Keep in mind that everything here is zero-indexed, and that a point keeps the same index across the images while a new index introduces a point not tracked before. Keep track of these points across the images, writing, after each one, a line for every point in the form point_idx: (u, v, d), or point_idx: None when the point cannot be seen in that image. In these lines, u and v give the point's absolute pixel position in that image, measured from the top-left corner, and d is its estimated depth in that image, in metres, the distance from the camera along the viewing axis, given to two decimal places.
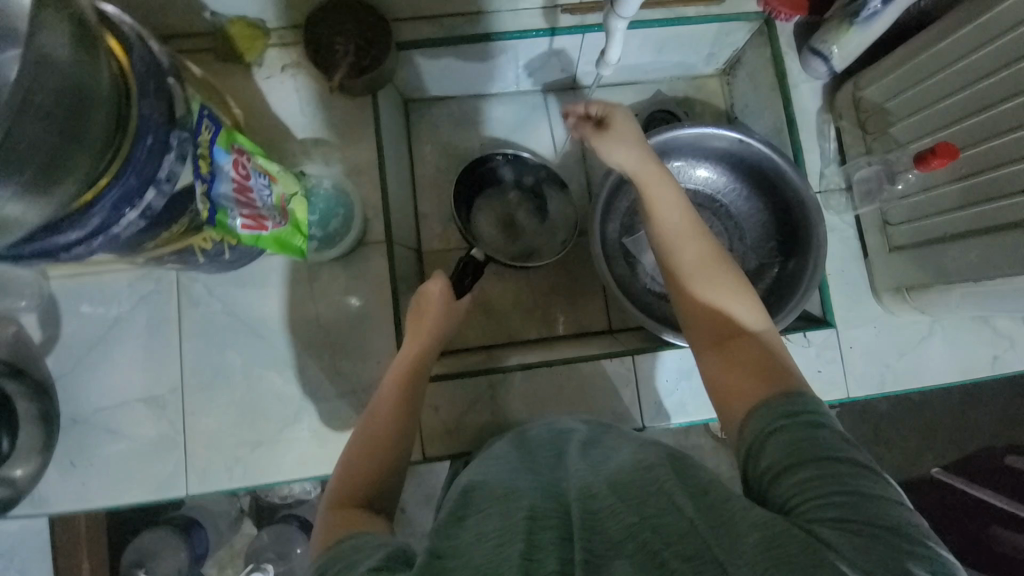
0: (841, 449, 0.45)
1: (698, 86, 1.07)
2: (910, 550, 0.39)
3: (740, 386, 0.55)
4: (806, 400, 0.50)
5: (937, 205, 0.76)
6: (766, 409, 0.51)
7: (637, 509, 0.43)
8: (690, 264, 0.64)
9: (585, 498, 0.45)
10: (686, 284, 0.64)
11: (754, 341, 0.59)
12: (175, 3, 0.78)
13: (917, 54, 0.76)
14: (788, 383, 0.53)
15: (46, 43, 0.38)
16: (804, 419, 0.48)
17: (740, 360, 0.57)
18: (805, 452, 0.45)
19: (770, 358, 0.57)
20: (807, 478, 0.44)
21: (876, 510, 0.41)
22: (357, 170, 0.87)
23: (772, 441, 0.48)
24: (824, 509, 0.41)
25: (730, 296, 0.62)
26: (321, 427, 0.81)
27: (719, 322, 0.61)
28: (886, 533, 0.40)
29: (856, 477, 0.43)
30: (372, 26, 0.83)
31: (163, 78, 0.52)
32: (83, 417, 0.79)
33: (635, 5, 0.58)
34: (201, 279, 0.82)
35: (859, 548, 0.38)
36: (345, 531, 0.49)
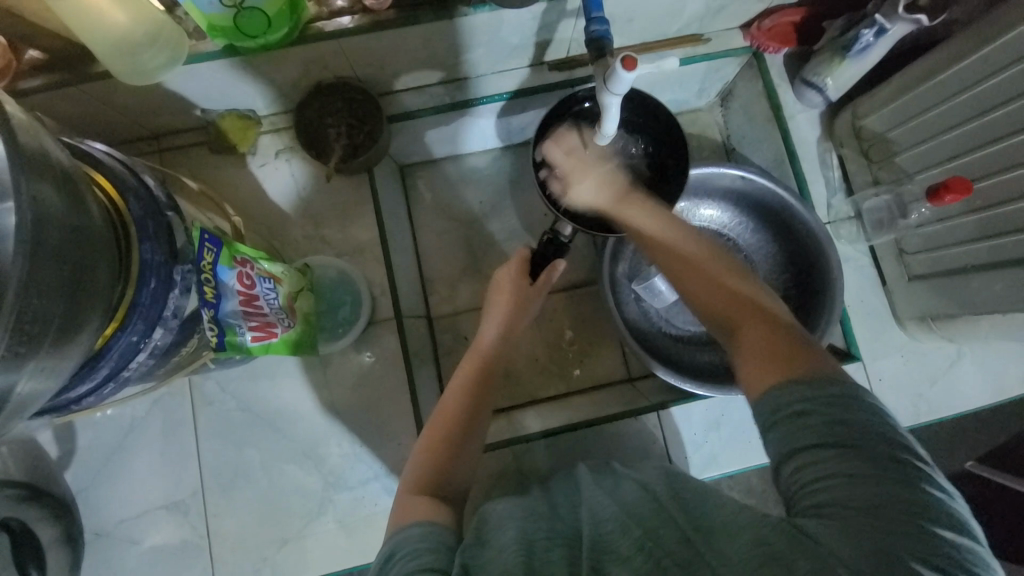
0: (847, 428, 0.43)
1: (692, 121, 1.05)
2: (906, 534, 0.37)
3: (754, 373, 0.50)
4: (822, 386, 0.46)
5: (954, 236, 0.75)
6: (769, 400, 0.47)
7: (641, 523, 0.43)
8: (695, 257, 0.63)
9: (597, 524, 0.44)
10: (695, 273, 0.61)
11: (773, 328, 0.53)
12: (165, 105, 0.78)
13: (914, 85, 0.76)
14: (809, 368, 0.47)
15: (41, 195, 0.37)
16: (807, 404, 0.45)
17: (762, 334, 0.52)
18: (804, 435, 0.44)
19: (793, 344, 0.51)
20: (810, 466, 0.42)
21: (876, 491, 0.40)
22: (359, 250, 0.87)
23: (774, 427, 0.46)
24: (818, 494, 0.41)
25: (734, 282, 0.59)
26: (348, 516, 0.80)
27: (731, 302, 0.58)
28: (882, 514, 0.38)
29: (856, 458, 0.41)
30: (361, 104, 0.82)
31: (162, 213, 0.52)
32: (106, 530, 0.78)
33: (627, 82, 0.57)
34: (212, 377, 0.81)
35: (845, 534, 0.38)
36: (412, 517, 0.49)
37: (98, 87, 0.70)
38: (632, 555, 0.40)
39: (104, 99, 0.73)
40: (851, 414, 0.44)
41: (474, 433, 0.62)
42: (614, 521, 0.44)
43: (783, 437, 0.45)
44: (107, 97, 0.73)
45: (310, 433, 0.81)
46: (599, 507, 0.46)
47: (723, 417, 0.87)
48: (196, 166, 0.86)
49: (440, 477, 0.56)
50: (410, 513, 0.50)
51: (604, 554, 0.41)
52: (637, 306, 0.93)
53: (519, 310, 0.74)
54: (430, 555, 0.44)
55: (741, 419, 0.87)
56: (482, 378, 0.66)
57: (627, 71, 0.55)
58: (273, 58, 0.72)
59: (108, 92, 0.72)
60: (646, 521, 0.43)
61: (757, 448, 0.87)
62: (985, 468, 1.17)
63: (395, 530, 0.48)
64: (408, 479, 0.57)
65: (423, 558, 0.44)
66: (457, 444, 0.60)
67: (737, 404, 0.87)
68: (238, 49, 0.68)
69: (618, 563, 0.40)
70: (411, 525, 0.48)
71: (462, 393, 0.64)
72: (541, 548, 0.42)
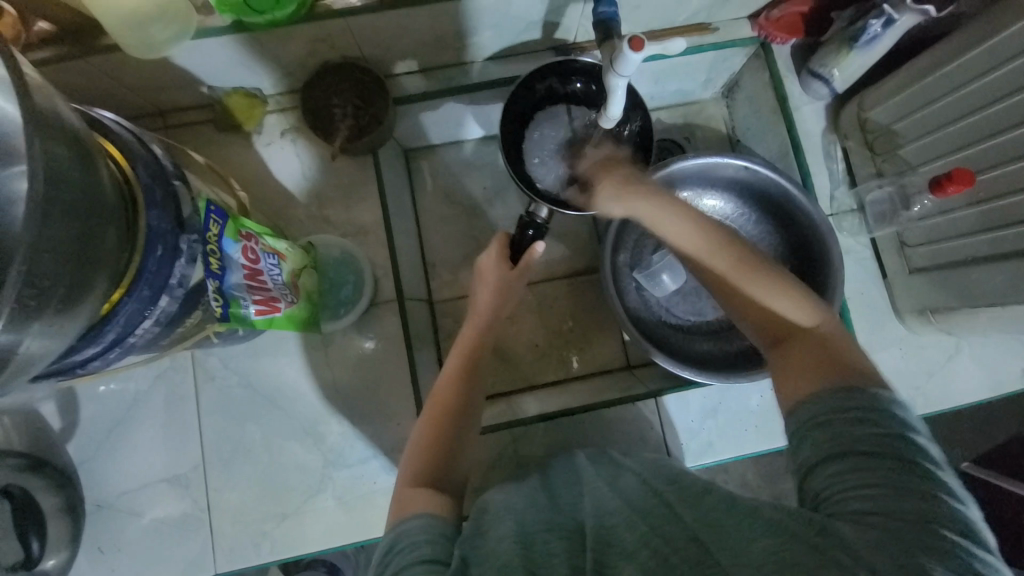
0: (885, 441, 0.43)
1: (698, 112, 1.05)
2: (937, 546, 0.37)
3: (800, 386, 0.50)
4: (866, 400, 0.46)
5: (956, 228, 0.75)
6: (812, 410, 0.48)
7: (647, 520, 0.43)
8: (738, 261, 0.59)
9: (601, 515, 0.45)
10: (736, 280, 0.58)
11: (820, 343, 0.53)
12: (171, 81, 0.78)
13: (921, 77, 0.76)
14: (857, 382, 0.48)
15: (54, 156, 0.37)
16: (849, 416, 0.46)
17: (804, 354, 0.52)
18: (841, 444, 0.45)
19: (835, 362, 0.51)
20: (842, 471, 0.43)
21: (908, 502, 0.40)
22: (362, 231, 0.87)
23: (813, 434, 0.47)
24: (850, 500, 0.41)
25: (779, 291, 0.56)
26: (347, 495, 0.81)
27: (772, 316, 0.56)
28: (906, 519, 0.39)
29: (892, 471, 0.42)
30: (366, 86, 0.82)
31: (169, 182, 0.52)
32: (108, 502, 0.79)
33: (633, 63, 0.57)
34: (215, 353, 0.81)
35: (873, 538, 0.38)
36: (412, 510, 0.49)
37: (105, 59, 0.70)
38: (636, 550, 0.40)
39: (111, 73, 0.73)
40: (891, 428, 0.44)
41: (471, 418, 0.62)
42: (619, 515, 0.44)
43: (818, 443, 0.46)
44: (114, 72, 0.73)
45: (311, 411, 0.82)
46: (605, 500, 0.47)
47: (720, 406, 0.88)
48: (202, 145, 0.86)
49: (437, 467, 0.57)
50: (409, 506, 0.50)
51: (607, 547, 0.41)
52: (638, 294, 0.94)
53: (504, 298, 0.73)
54: (427, 547, 0.45)
55: (738, 409, 0.88)
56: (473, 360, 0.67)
57: (633, 52, 0.55)
58: (280, 36, 0.72)
59: (116, 67, 0.72)
60: (649, 516, 0.43)
61: (753, 438, 0.88)
62: (980, 468, 1.17)
63: (395, 523, 0.49)
64: (408, 472, 0.57)
65: (421, 550, 0.45)
66: (454, 428, 0.60)
67: (734, 393, 0.88)
68: (245, 26, 0.68)
69: (623, 558, 0.39)
70: (410, 517, 0.48)
71: (459, 379, 0.65)
72: (541, 541, 0.42)
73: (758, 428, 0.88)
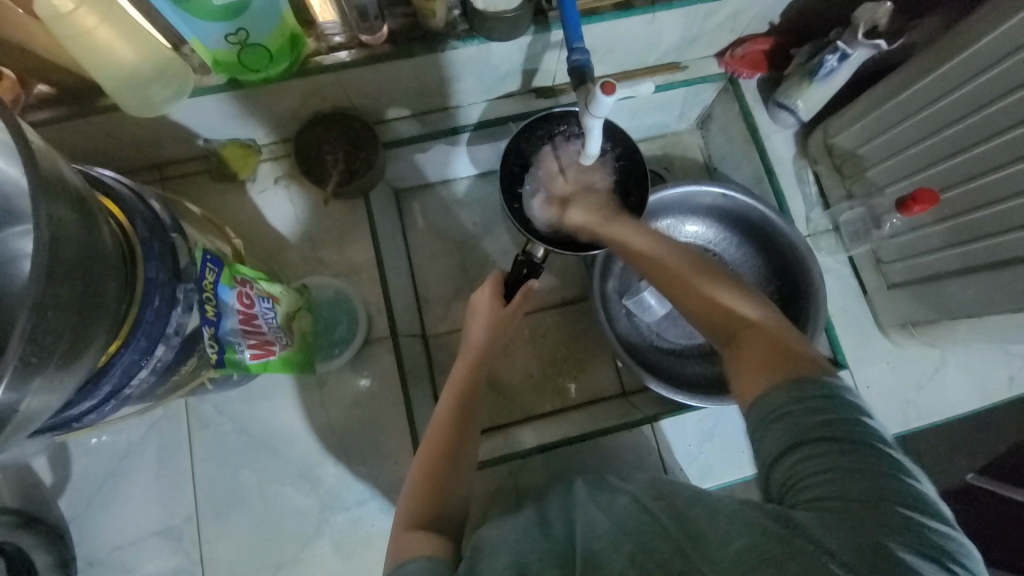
0: (840, 427, 0.44)
1: (675, 143, 1.10)
2: (893, 524, 0.38)
3: (747, 382, 0.51)
4: (818, 386, 0.47)
5: (927, 244, 0.79)
6: (765, 403, 0.48)
7: (632, 536, 0.43)
8: (690, 271, 0.63)
9: (589, 538, 0.45)
10: (691, 287, 0.61)
11: (768, 335, 0.54)
12: (168, 136, 0.81)
13: (879, 104, 0.81)
14: (800, 371, 0.48)
15: (60, 218, 0.39)
16: (798, 404, 0.46)
17: (754, 347, 0.53)
18: (798, 432, 0.45)
19: (782, 353, 0.51)
20: (802, 461, 0.43)
21: (860, 483, 0.41)
22: (356, 271, 0.89)
23: (769, 426, 0.47)
24: (810, 487, 0.42)
25: (729, 294, 0.59)
26: (344, 539, 0.79)
27: (725, 316, 0.58)
28: (866, 506, 0.39)
29: (847, 454, 0.42)
30: (357, 132, 0.86)
31: (167, 235, 0.54)
32: (98, 559, 0.77)
33: (607, 105, 0.61)
34: (209, 399, 0.81)
35: (835, 523, 0.38)
36: (410, 553, 0.49)
37: (104, 119, 0.73)
38: (622, 570, 0.40)
39: (111, 131, 0.77)
40: (843, 412, 0.45)
41: (466, 449, 0.63)
42: (608, 538, 0.44)
43: (775, 434, 0.46)
44: (113, 130, 0.76)
45: (307, 454, 0.81)
46: (595, 522, 0.47)
47: (716, 428, 0.88)
48: (198, 194, 0.89)
49: (434, 509, 0.57)
50: (407, 550, 0.50)
51: (596, 572, 0.41)
52: (628, 320, 0.95)
53: (501, 331, 0.75)
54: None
55: (734, 431, 0.88)
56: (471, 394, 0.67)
57: (606, 95, 0.59)
58: (274, 91, 0.76)
59: (116, 125, 0.76)
60: (638, 535, 0.44)
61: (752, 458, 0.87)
62: (985, 479, 1.17)
63: (395, 567, 0.49)
64: (404, 514, 0.57)
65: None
66: (451, 464, 0.61)
67: (729, 414, 0.88)
68: (240, 83, 0.72)
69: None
70: (411, 559, 0.48)
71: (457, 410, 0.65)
72: (535, 570, 0.42)
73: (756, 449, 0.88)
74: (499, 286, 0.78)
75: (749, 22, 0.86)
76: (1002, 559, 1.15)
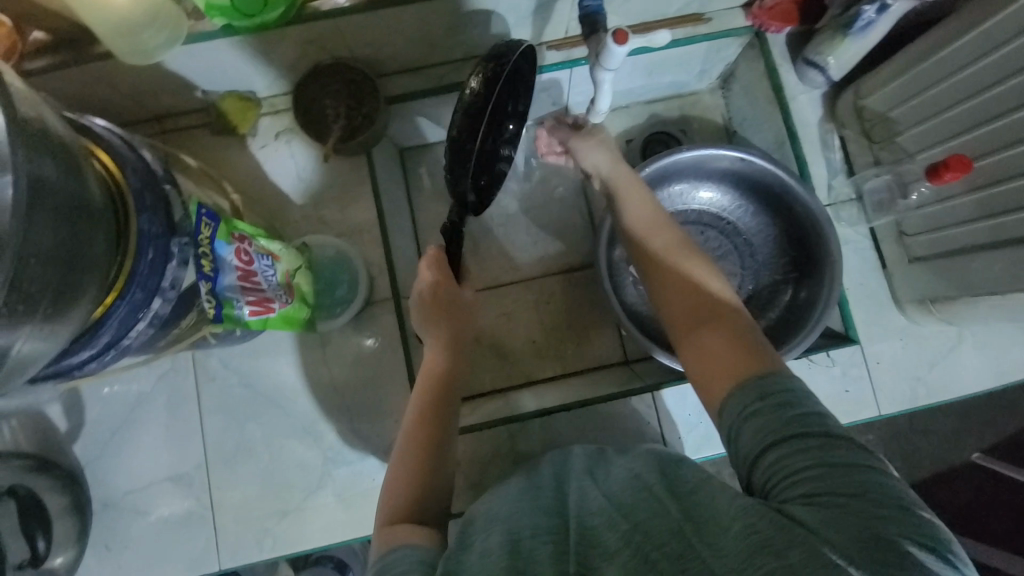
0: (813, 420, 0.43)
1: (694, 103, 1.04)
2: (886, 515, 0.37)
3: (710, 371, 0.50)
4: (787, 379, 0.46)
5: (954, 217, 0.74)
6: (733, 404, 0.47)
7: (629, 517, 0.43)
8: (660, 251, 0.60)
9: (584, 514, 0.45)
10: (658, 269, 0.59)
11: (732, 320, 0.53)
12: (165, 88, 0.79)
13: (916, 63, 0.74)
14: (757, 368, 0.48)
15: (42, 168, 0.38)
16: (775, 397, 0.45)
17: (719, 334, 0.52)
18: (775, 429, 0.43)
19: (745, 341, 0.51)
20: (784, 457, 0.42)
21: (846, 475, 0.40)
22: (358, 231, 0.88)
23: (745, 426, 0.45)
24: (798, 484, 0.40)
25: (697, 275, 0.57)
26: (346, 492, 0.82)
27: (690, 298, 0.56)
28: (857, 496, 0.38)
29: (826, 448, 0.42)
30: (359, 85, 0.82)
31: (159, 187, 0.53)
32: (113, 501, 0.81)
33: (620, 57, 0.56)
34: (215, 354, 0.83)
35: (829, 520, 0.37)
36: (395, 543, 0.49)
37: (98, 68, 0.71)
38: (619, 550, 0.40)
39: (105, 80, 0.74)
40: (813, 406, 0.44)
41: (449, 424, 0.63)
42: (600, 514, 0.44)
43: (756, 432, 0.44)
44: (108, 79, 0.74)
45: (311, 410, 0.83)
46: (590, 498, 0.47)
47: None
48: (199, 149, 0.87)
49: (421, 486, 0.57)
50: (394, 538, 0.50)
51: (588, 549, 0.41)
52: (634, 288, 0.93)
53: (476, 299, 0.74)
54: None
55: None
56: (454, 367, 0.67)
57: (619, 46, 0.55)
58: (270, 38, 0.72)
59: (111, 75, 0.73)
60: (633, 511, 0.43)
61: None
62: (990, 459, 1.16)
63: (383, 553, 0.49)
64: (387, 506, 0.56)
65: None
66: (438, 437, 0.61)
67: None
68: (236, 30, 0.68)
69: (606, 558, 0.39)
70: (401, 546, 0.48)
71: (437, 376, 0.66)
72: (528, 544, 0.42)
73: None
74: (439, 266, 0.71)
75: None
76: (999, 536, 1.15)
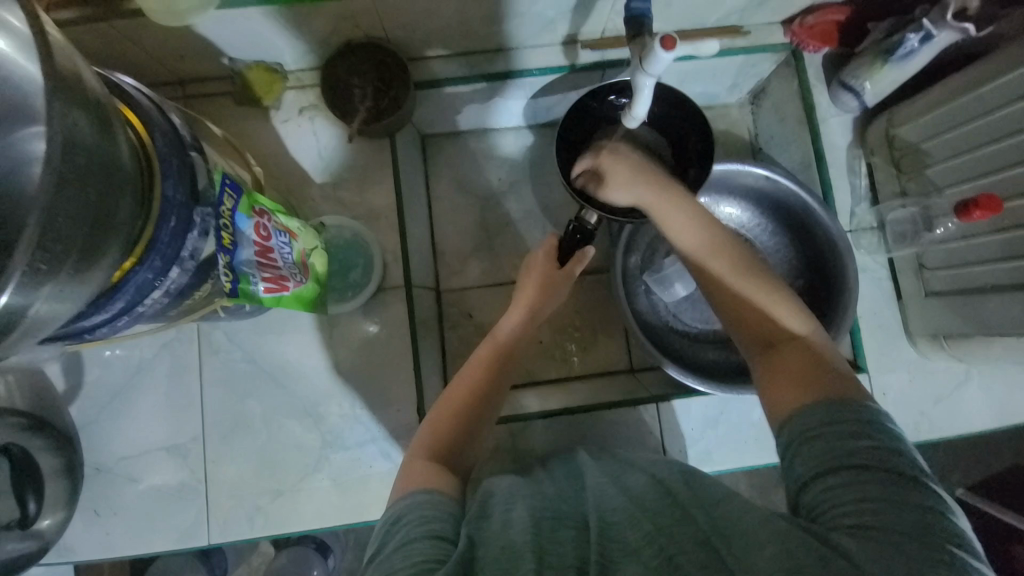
0: (876, 454, 0.43)
1: (720, 116, 1.01)
2: (939, 560, 0.37)
3: (780, 395, 0.51)
4: (859, 410, 0.46)
5: (977, 255, 0.74)
6: (803, 419, 0.47)
7: (652, 519, 0.42)
8: (730, 269, 0.60)
9: (602, 509, 0.45)
10: (732, 288, 0.59)
11: (805, 351, 0.54)
12: (193, 51, 0.77)
13: (954, 97, 0.74)
14: (838, 393, 0.48)
15: (73, 122, 0.37)
16: (842, 426, 0.45)
17: (793, 364, 0.52)
18: (834, 456, 0.44)
19: (820, 371, 0.51)
20: (839, 484, 0.42)
21: (903, 514, 0.39)
22: (375, 214, 0.87)
23: (803, 447, 0.46)
24: (850, 513, 0.40)
25: (776, 301, 0.57)
26: (342, 476, 0.81)
27: (764, 325, 0.57)
28: (910, 537, 0.38)
29: (886, 484, 0.41)
30: (389, 68, 0.81)
31: (186, 153, 0.52)
32: (107, 466, 0.80)
33: (664, 64, 0.55)
34: (220, 326, 0.81)
35: (878, 553, 0.37)
36: (415, 486, 0.50)
37: (131, 25, 0.70)
38: (641, 549, 0.40)
39: (134, 39, 0.73)
40: (881, 441, 0.44)
41: (487, 413, 0.62)
42: (621, 512, 0.44)
43: (813, 455, 0.45)
44: (136, 37, 0.72)
45: (313, 391, 0.82)
46: (608, 496, 0.47)
47: (722, 415, 0.87)
48: (220, 117, 0.86)
49: (457, 449, 0.57)
50: (411, 483, 0.51)
51: (609, 541, 0.41)
52: (646, 297, 0.92)
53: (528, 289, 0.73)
54: (438, 523, 0.45)
55: (739, 419, 0.87)
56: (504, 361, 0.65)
57: (665, 52, 0.53)
58: (306, 11, 0.71)
59: (140, 33, 0.72)
60: (656, 512, 0.43)
61: (752, 450, 0.87)
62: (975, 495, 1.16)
63: (400, 497, 0.49)
64: (421, 441, 0.58)
65: (428, 525, 0.45)
66: (473, 421, 0.60)
67: (737, 404, 0.87)
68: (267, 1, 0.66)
69: (626, 554, 0.39)
70: (411, 492, 0.49)
71: (485, 364, 0.65)
72: (547, 530, 0.42)
73: (758, 441, 0.87)
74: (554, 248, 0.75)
75: None
76: None
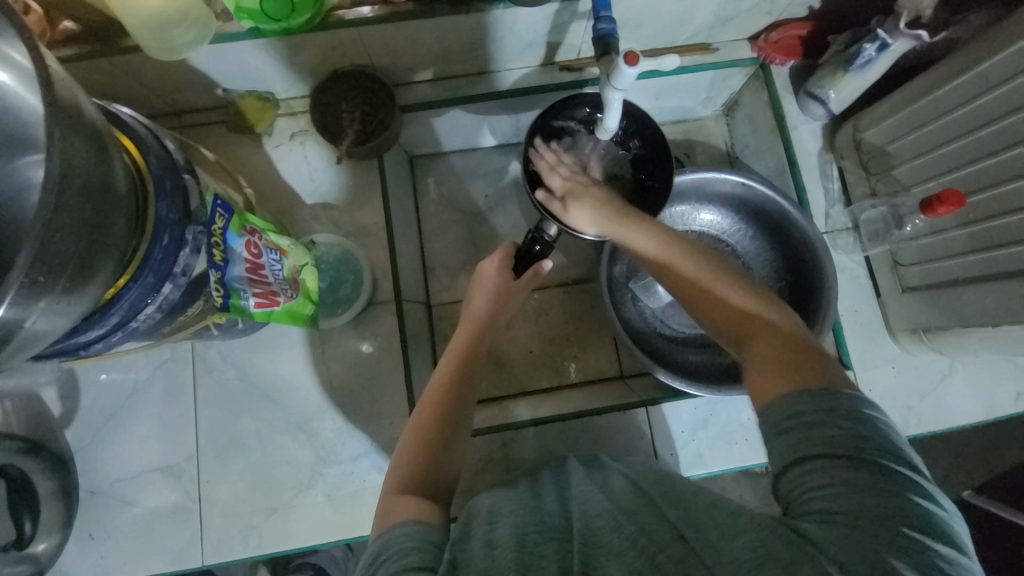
0: (848, 441, 0.44)
1: (697, 128, 1.05)
2: (900, 542, 0.38)
3: (761, 384, 0.51)
4: (834, 401, 0.47)
5: (948, 249, 0.77)
6: (777, 410, 0.48)
7: (633, 520, 0.44)
8: (699, 271, 0.60)
9: (588, 516, 0.47)
10: (705, 286, 0.60)
11: (781, 341, 0.54)
12: (188, 84, 0.82)
13: (913, 102, 0.77)
14: (817, 381, 0.49)
15: (73, 152, 0.39)
16: (815, 416, 0.46)
17: (770, 355, 0.53)
18: (807, 448, 0.45)
19: (799, 360, 0.52)
20: (809, 472, 0.44)
21: (868, 499, 0.41)
22: (364, 232, 0.89)
23: (780, 438, 0.47)
24: (817, 500, 0.43)
25: (747, 297, 0.58)
26: (335, 493, 0.81)
27: (738, 319, 0.57)
28: (872, 521, 0.40)
29: (854, 470, 0.43)
30: (375, 93, 0.85)
31: (179, 175, 0.55)
32: (101, 489, 0.80)
33: (629, 79, 0.58)
34: (215, 346, 0.83)
35: (841, 536, 0.39)
36: (399, 519, 0.50)
37: (128, 60, 0.73)
38: (622, 550, 0.41)
39: (129, 73, 0.76)
40: (856, 428, 0.45)
41: (460, 425, 0.63)
42: (604, 517, 0.46)
43: (789, 446, 0.46)
44: (135, 72, 0.76)
45: (306, 408, 0.83)
46: (591, 504, 0.49)
47: (711, 418, 0.88)
48: (215, 144, 0.90)
49: (423, 474, 0.58)
50: (393, 515, 0.51)
51: (593, 548, 0.42)
52: (633, 304, 0.94)
53: (500, 305, 0.74)
54: (418, 553, 0.46)
55: (727, 421, 0.88)
56: (467, 367, 0.68)
57: (629, 67, 0.56)
58: (294, 43, 0.75)
59: (138, 68, 0.75)
60: (637, 515, 0.45)
61: (743, 451, 0.88)
62: (979, 497, 1.15)
63: (382, 531, 0.50)
64: (395, 478, 0.58)
65: (406, 560, 0.45)
66: (445, 432, 0.62)
67: (726, 406, 0.88)
68: (262, 33, 0.71)
69: (608, 556, 0.41)
70: (397, 525, 0.49)
71: (454, 375, 0.66)
72: (532, 543, 0.44)
73: (748, 442, 0.88)
74: (504, 260, 0.78)
75: (786, 5, 0.83)
76: None
